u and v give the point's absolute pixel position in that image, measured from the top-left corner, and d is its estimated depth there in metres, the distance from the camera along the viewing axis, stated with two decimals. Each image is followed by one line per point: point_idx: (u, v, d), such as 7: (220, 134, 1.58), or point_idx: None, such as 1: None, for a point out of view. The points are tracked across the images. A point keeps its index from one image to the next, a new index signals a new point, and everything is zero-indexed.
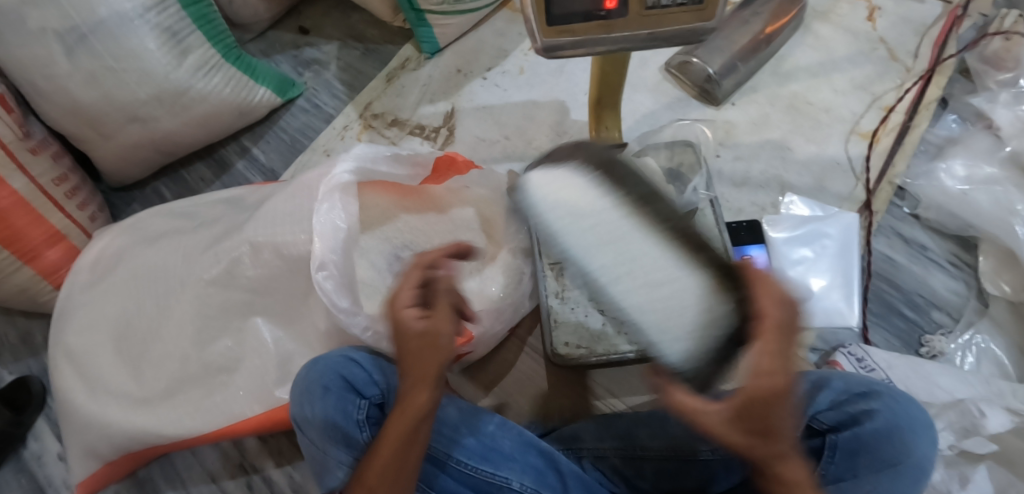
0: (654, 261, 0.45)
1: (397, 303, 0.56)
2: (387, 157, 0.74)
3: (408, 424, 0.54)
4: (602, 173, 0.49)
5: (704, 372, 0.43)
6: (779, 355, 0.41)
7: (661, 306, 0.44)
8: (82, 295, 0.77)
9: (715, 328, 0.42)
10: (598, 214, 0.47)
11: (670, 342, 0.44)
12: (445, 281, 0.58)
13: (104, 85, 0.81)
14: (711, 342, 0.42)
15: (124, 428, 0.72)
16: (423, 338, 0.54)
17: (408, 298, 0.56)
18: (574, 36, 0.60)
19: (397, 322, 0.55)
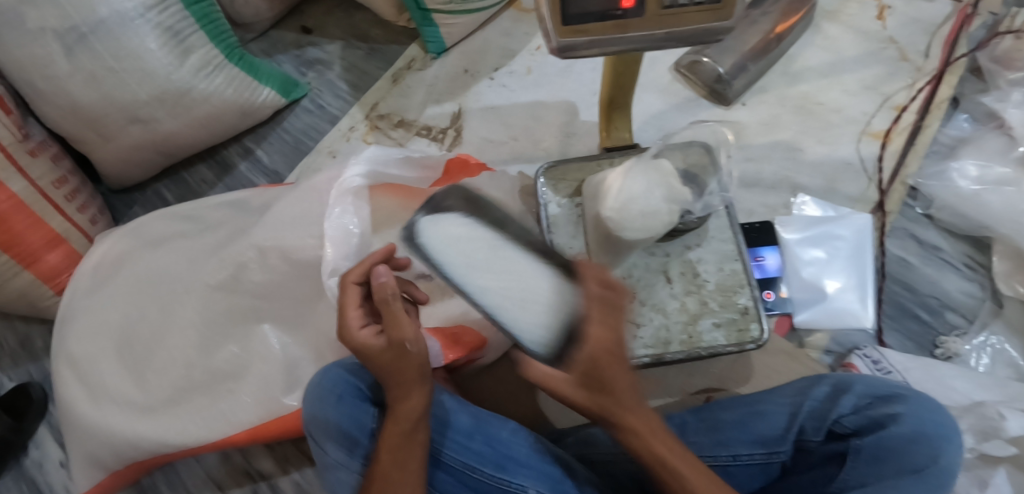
0: (516, 270, 0.54)
1: (347, 327, 0.55)
2: (399, 160, 0.72)
3: (404, 429, 0.54)
4: (469, 207, 0.57)
5: (559, 350, 0.52)
6: (609, 325, 0.50)
7: (525, 306, 0.53)
8: (82, 301, 0.74)
9: (551, 318, 0.52)
10: (468, 238, 0.54)
11: (531, 336, 0.53)
12: (387, 287, 0.55)
13: (104, 86, 0.79)
14: (563, 326, 0.52)
15: (124, 437, 0.69)
16: (383, 352, 0.53)
17: (357, 318, 0.56)
18: (588, 36, 0.57)
19: (355, 346, 0.55)
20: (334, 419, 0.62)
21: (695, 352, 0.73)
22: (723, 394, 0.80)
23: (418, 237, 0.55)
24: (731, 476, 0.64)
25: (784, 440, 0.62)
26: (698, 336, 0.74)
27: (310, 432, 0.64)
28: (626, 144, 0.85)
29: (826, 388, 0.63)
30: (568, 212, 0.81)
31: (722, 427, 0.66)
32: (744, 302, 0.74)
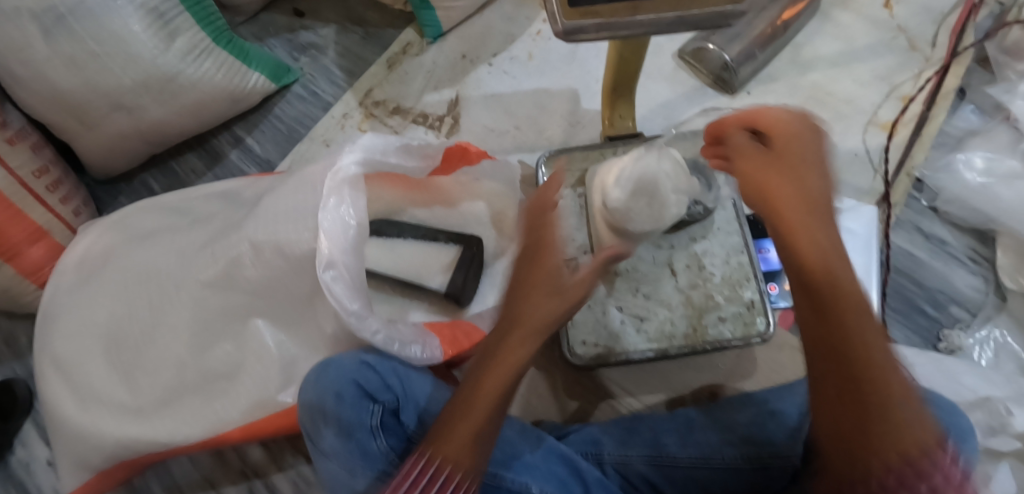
0: (430, 255, 0.76)
1: (553, 245, 0.54)
2: (397, 149, 0.69)
3: (507, 377, 0.51)
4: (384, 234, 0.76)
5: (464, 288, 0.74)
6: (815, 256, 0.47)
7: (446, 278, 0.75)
8: (66, 299, 0.71)
9: (460, 279, 0.74)
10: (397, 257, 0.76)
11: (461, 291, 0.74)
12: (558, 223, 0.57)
13: (86, 70, 0.76)
14: (463, 273, 0.74)
15: (115, 440, 0.67)
16: (549, 288, 0.53)
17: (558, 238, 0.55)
18: (598, 18, 0.54)
19: (554, 268, 0.54)
20: (334, 419, 0.59)
21: (701, 346, 0.71)
22: (729, 389, 0.78)
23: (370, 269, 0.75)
24: (740, 476, 0.63)
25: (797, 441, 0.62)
26: (703, 329, 0.72)
27: (308, 432, 0.62)
28: (631, 134, 0.81)
29: None
30: (573, 203, 0.79)
31: (735, 427, 0.65)
32: (750, 295, 0.73)
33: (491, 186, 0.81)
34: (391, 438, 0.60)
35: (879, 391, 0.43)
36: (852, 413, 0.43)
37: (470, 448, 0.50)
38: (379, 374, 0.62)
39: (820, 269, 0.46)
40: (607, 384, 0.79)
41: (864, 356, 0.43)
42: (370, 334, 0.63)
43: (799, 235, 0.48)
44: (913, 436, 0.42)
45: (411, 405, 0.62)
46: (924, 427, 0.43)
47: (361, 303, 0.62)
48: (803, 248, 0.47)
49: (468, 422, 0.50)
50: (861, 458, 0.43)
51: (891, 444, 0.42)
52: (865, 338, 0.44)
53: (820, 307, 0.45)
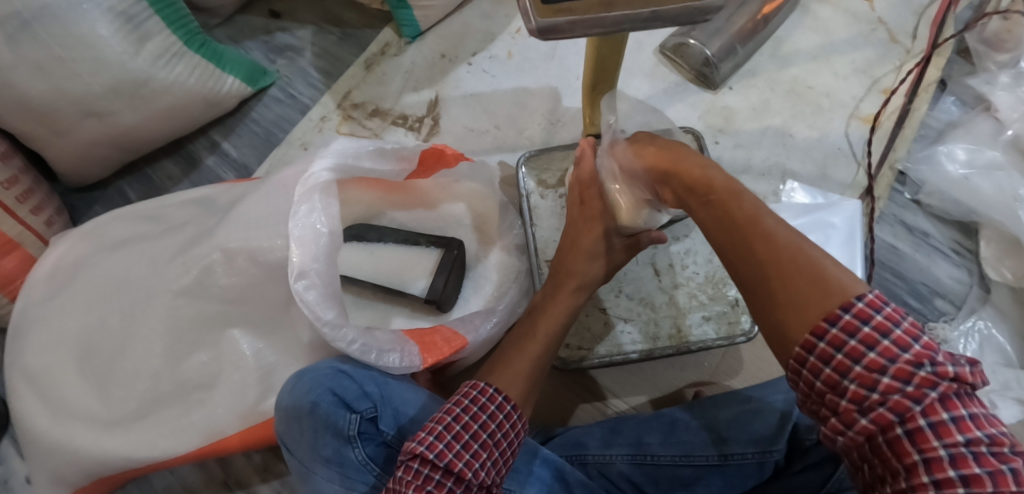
0: (410, 259, 0.74)
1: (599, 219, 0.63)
2: (371, 152, 0.68)
3: (555, 325, 0.61)
4: (359, 240, 0.75)
5: (445, 295, 0.72)
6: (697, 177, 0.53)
7: (426, 283, 0.73)
8: (39, 310, 0.70)
9: (439, 282, 0.72)
10: (373, 261, 0.75)
11: (442, 296, 0.72)
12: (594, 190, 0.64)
13: (53, 77, 0.74)
14: (443, 279, 0.72)
15: (91, 455, 0.66)
16: (591, 250, 0.63)
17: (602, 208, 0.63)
18: (572, 15, 0.53)
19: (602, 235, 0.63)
20: (310, 429, 0.59)
21: (684, 347, 0.71)
22: (715, 388, 0.77)
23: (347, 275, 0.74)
24: (722, 476, 0.62)
25: (776, 438, 0.61)
26: (686, 330, 0.72)
27: (285, 441, 0.61)
28: None
29: None
30: (551, 203, 0.81)
31: (715, 426, 0.64)
32: (734, 293, 0.72)
33: (471, 187, 0.79)
34: (369, 445, 0.59)
35: (778, 273, 0.46)
36: (766, 304, 0.47)
37: (523, 378, 0.57)
38: (355, 381, 0.61)
39: (702, 189, 0.52)
40: (592, 386, 0.78)
41: (757, 250, 0.48)
42: (345, 344, 0.62)
43: (683, 169, 0.54)
44: (823, 297, 0.44)
45: (389, 411, 0.61)
46: (841, 286, 0.44)
47: (336, 312, 0.61)
48: (683, 179, 0.53)
49: (525, 356, 0.59)
50: (790, 343, 0.46)
51: (800, 315, 0.45)
52: (755, 236, 0.48)
53: (715, 222, 0.51)
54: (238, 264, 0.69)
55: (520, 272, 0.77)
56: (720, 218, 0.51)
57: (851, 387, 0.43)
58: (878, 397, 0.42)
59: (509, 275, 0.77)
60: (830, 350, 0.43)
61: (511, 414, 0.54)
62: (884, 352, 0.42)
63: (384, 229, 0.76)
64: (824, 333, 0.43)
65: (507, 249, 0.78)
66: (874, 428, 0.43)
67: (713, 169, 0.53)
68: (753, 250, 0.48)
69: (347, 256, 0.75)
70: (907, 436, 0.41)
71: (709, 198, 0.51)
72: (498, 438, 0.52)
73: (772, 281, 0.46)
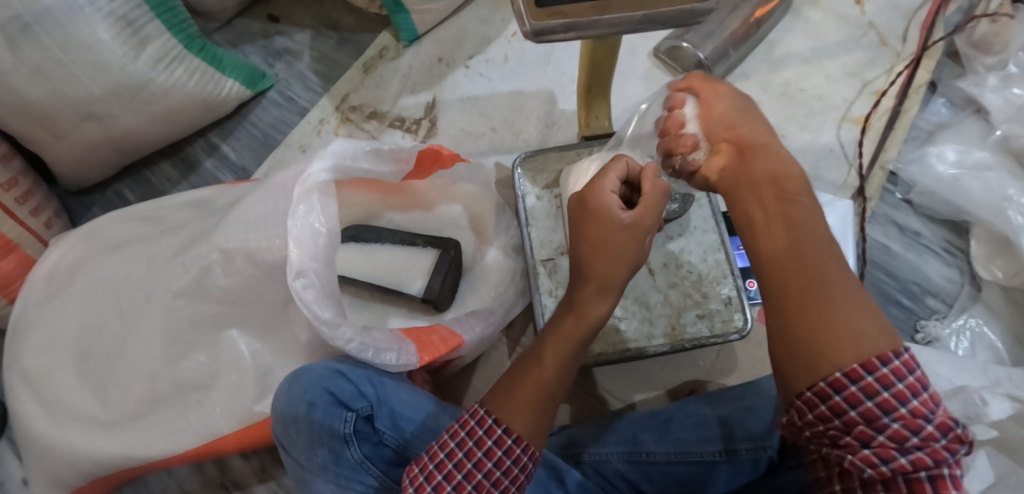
0: (408, 259, 0.75)
1: (604, 190, 0.54)
2: (368, 153, 0.69)
3: (568, 346, 0.53)
4: (356, 240, 0.76)
5: (443, 295, 0.73)
6: (781, 171, 0.48)
7: (423, 283, 0.74)
8: (36, 311, 0.71)
9: (436, 282, 0.73)
10: (371, 261, 0.75)
11: (440, 297, 0.73)
12: (617, 171, 0.56)
13: (53, 79, 0.75)
14: (441, 279, 0.73)
15: (88, 455, 0.67)
16: (609, 243, 0.52)
17: (613, 183, 0.54)
18: (565, 18, 0.54)
19: (608, 207, 0.53)
20: (305, 427, 0.59)
21: (679, 345, 0.71)
22: (710, 386, 0.78)
23: (346, 275, 0.75)
24: (718, 473, 0.62)
25: (770, 434, 0.61)
26: (682, 328, 0.72)
27: (281, 441, 0.61)
28: (606, 133, 0.82)
29: None
30: (547, 205, 0.78)
31: (710, 423, 0.65)
32: (727, 292, 0.72)
33: (468, 188, 0.80)
34: (365, 445, 0.60)
35: (836, 293, 0.41)
36: (794, 316, 0.41)
37: (529, 409, 0.50)
38: (352, 381, 0.62)
39: (777, 183, 0.47)
40: (587, 385, 0.79)
41: (817, 266, 0.42)
42: (343, 343, 0.62)
43: (763, 156, 0.50)
44: (865, 334, 0.39)
45: (385, 411, 0.62)
46: (882, 332, 0.40)
47: (333, 310, 0.61)
48: (761, 169, 0.49)
49: (533, 381, 0.51)
50: (812, 367, 0.40)
51: (848, 345, 0.39)
52: (818, 254, 0.43)
53: (778, 221, 0.45)
54: (237, 264, 0.69)
55: (515, 272, 0.78)
56: (779, 214, 0.46)
57: (892, 425, 0.38)
58: (918, 441, 0.37)
59: (506, 276, 0.77)
60: (879, 386, 0.38)
61: (521, 457, 0.49)
62: (926, 402, 0.38)
63: (381, 229, 0.77)
64: (875, 368, 0.38)
65: (504, 250, 0.78)
66: (900, 469, 0.37)
67: (788, 167, 0.49)
68: (811, 261, 0.42)
69: (345, 256, 0.75)
70: (930, 482, 0.36)
71: (784, 200, 0.46)
72: (511, 476, 0.49)
73: (825, 296, 0.41)
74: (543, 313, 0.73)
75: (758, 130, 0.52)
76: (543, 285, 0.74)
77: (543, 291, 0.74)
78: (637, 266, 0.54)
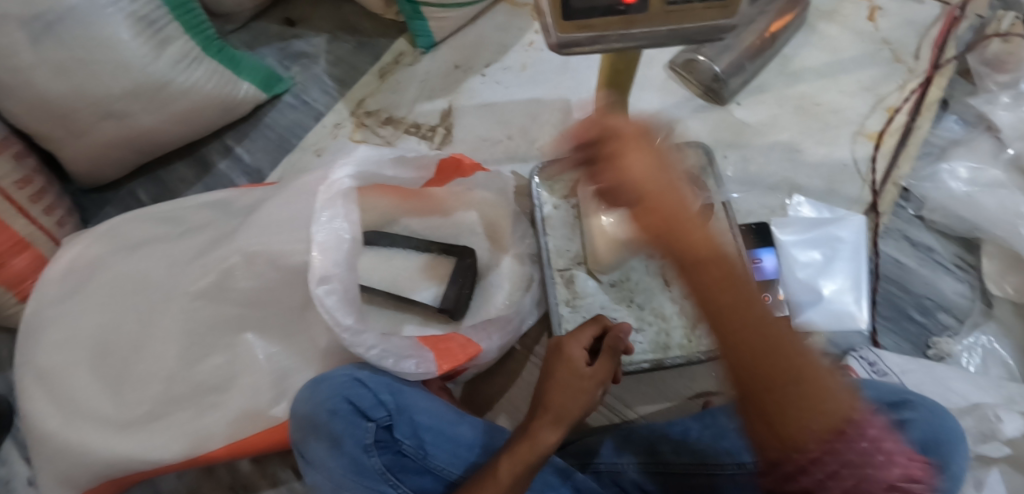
0: (423, 266, 0.78)
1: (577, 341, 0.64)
2: (392, 160, 0.69)
3: (530, 457, 0.57)
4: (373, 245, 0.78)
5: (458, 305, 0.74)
6: (648, 157, 0.45)
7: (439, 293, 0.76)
8: (51, 311, 0.70)
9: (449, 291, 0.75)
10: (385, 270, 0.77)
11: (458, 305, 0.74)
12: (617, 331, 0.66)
13: (75, 77, 0.75)
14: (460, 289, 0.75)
15: (102, 455, 0.65)
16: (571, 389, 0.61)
17: (585, 339, 0.65)
18: (592, 31, 0.55)
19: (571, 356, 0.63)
20: (327, 437, 0.59)
21: (694, 357, 0.72)
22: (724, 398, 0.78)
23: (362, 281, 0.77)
24: (738, 485, 0.62)
25: None
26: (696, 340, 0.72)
27: (300, 447, 0.61)
28: None
29: None
30: (564, 214, 0.80)
31: (728, 435, 0.64)
32: None
33: (485, 196, 0.79)
34: (386, 454, 0.59)
35: (788, 368, 0.43)
36: (775, 397, 0.43)
37: None
38: (371, 390, 0.61)
39: (723, 276, 0.43)
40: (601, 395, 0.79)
41: (779, 339, 0.43)
42: (365, 350, 0.62)
43: (669, 198, 0.44)
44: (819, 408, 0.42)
45: (405, 420, 0.61)
46: (836, 400, 0.42)
47: (355, 318, 0.61)
48: (658, 220, 0.43)
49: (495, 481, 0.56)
50: (788, 437, 0.42)
51: (812, 422, 0.42)
52: (739, 301, 0.44)
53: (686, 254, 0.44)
54: (258, 266, 0.70)
55: (532, 280, 0.77)
56: (734, 289, 0.44)
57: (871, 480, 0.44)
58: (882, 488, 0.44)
59: (521, 284, 0.76)
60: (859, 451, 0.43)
61: None
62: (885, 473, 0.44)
63: (393, 236, 0.78)
64: (857, 427, 0.43)
65: (519, 258, 0.77)
66: None
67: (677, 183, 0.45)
68: (740, 303, 0.44)
69: (363, 263, 0.78)
70: None
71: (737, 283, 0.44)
72: None
73: (787, 376, 0.43)
74: (559, 322, 0.74)
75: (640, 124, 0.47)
76: (559, 294, 0.76)
77: (561, 300, 0.76)
78: (587, 409, 0.62)
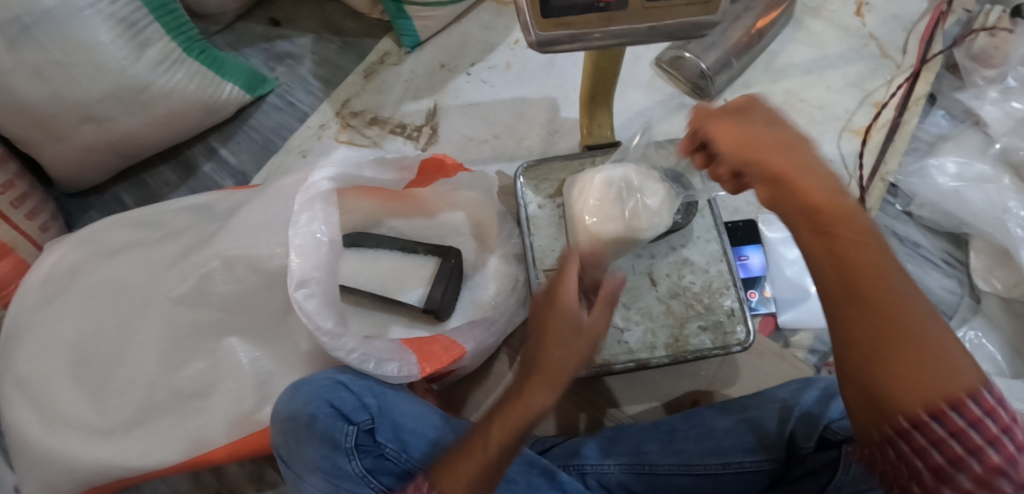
0: (409, 267, 0.76)
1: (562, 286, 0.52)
2: (372, 162, 0.68)
3: (516, 425, 0.48)
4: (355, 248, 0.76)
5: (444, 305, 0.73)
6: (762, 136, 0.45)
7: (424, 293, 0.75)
8: (32, 317, 0.69)
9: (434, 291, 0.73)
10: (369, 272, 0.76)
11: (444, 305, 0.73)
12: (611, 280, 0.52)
13: (53, 80, 0.74)
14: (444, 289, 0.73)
15: (83, 463, 0.64)
16: (565, 340, 0.49)
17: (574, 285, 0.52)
18: (572, 29, 0.54)
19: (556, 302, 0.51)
20: (307, 441, 0.58)
21: (682, 356, 0.71)
22: (712, 397, 0.78)
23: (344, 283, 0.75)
24: (722, 485, 0.62)
25: None
26: (684, 339, 0.71)
27: (281, 453, 0.60)
28: (609, 142, 0.81)
29: (816, 392, 0.64)
30: (549, 214, 0.77)
31: (714, 434, 0.64)
32: (730, 303, 0.72)
33: (470, 196, 0.79)
34: (367, 458, 0.58)
35: (908, 333, 0.38)
36: (876, 369, 0.38)
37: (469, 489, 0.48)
38: (353, 393, 0.61)
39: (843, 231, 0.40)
40: (591, 396, 0.79)
41: (901, 309, 0.38)
42: (345, 353, 0.62)
43: (769, 156, 0.44)
44: (936, 382, 0.37)
45: (387, 423, 0.60)
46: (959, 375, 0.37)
47: (335, 321, 0.61)
48: (781, 196, 0.43)
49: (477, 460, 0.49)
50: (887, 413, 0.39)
51: (913, 398, 0.37)
52: (872, 266, 0.39)
53: (806, 218, 0.42)
54: (238, 271, 0.70)
55: (518, 281, 0.77)
56: (840, 238, 0.40)
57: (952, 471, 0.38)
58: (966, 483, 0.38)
59: (507, 284, 0.76)
60: (948, 437, 0.37)
61: None
62: (972, 447, 0.37)
63: (377, 238, 0.76)
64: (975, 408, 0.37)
65: (505, 258, 0.78)
66: None
67: (803, 145, 0.44)
68: (863, 268, 0.39)
69: (348, 265, 0.76)
70: None
71: (862, 240, 0.40)
72: None
73: (893, 339, 0.38)
74: None
75: (740, 103, 0.48)
76: None
77: None
78: (587, 360, 0.50)
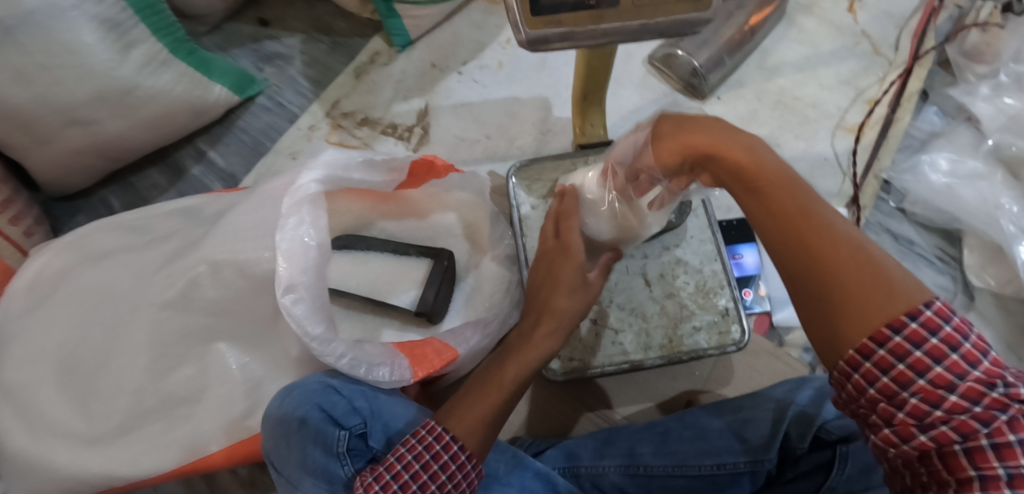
0: (400, 270, 0.75)
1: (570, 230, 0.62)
2: (361, 163, 0.67)
3: (527, 365, 0.58)
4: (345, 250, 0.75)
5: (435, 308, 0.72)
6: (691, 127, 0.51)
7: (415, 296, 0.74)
8: (17, 324, 0.68)
9: (426, 294, 0.72)
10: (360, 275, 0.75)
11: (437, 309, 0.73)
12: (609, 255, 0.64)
13: (36, 83, 0.72)
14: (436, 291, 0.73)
15: (69, 472, 0.63)
16: (571, 284, 0.60)
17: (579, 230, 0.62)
18: (562, 27, 0.53)
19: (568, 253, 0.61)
20: (296, 444, 0.56)
21: (677, 357, 0.70)
22: (706, 396, 0.78)
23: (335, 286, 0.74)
24: (716, 487, 0.61)
25: (769, 447, 0.60)
26: (679, 340, 0.71)
27: (270, 458, 0.59)
28: (602, 141, 0.80)
29: (810, 392, 0.64)
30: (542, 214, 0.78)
31: (708, 436, 0.64)
32: (725, 303, 0.71)
33: (461, 196, 0.78)
34: (359, 462, 0.56)
35: (847, 260, 0.43)
36: (823, 301, 0.43)
37: (483, 427, 0.54)
38: (346, 397, 0.60)
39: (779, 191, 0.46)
40: (585, 397, 0.78)
41: (837, 247, 0.43)
42: (335, 358, 0.61)
43: (701, 139, 0.50)
44: (884, 301, 0.42)
45: (379, 426, 0.59)
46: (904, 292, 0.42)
47: (324, 326, 0.60)
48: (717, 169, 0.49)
49: (488, 402, 0.56)
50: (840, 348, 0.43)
51: (854, 328, 0.42)
52: (806, 216, 0.45)
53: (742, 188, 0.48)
54: (225, 276, 0.69)
55: (511, 282, 0.76)
56: (775, 197, 0.46)
57: (912, 400, 0.41)
58: (942, 415, 0.41)
59: (500, 285, 0.76)
60: (893, 359, 0.41)
61: (465, 463, 0.52)
62: (951, 367, 0.41)
63: (369, 240, 0.76)
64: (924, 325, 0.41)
65: (497, 259, 0.77)
66: (931, 444, 0.41)
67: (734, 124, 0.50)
68: (801, 224, 0.45)
69: (338, 268, 0.75)
70: (965, 455, 0.40)
71: (790, 192, 0.46)
72: (455, 480, 0.52)
73: (836, 274, 0.43)
74: None
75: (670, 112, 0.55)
76: None
77: None
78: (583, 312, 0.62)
